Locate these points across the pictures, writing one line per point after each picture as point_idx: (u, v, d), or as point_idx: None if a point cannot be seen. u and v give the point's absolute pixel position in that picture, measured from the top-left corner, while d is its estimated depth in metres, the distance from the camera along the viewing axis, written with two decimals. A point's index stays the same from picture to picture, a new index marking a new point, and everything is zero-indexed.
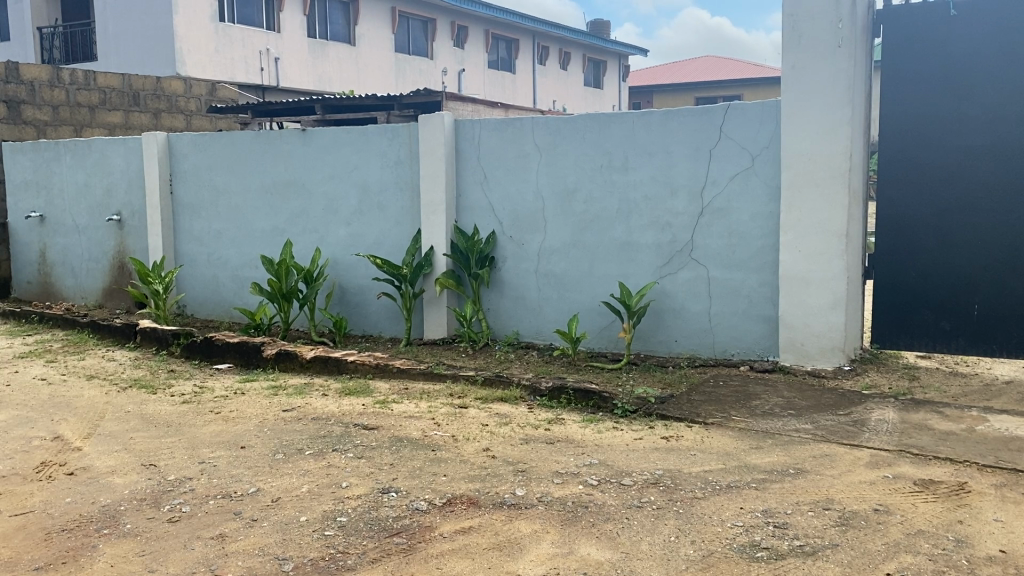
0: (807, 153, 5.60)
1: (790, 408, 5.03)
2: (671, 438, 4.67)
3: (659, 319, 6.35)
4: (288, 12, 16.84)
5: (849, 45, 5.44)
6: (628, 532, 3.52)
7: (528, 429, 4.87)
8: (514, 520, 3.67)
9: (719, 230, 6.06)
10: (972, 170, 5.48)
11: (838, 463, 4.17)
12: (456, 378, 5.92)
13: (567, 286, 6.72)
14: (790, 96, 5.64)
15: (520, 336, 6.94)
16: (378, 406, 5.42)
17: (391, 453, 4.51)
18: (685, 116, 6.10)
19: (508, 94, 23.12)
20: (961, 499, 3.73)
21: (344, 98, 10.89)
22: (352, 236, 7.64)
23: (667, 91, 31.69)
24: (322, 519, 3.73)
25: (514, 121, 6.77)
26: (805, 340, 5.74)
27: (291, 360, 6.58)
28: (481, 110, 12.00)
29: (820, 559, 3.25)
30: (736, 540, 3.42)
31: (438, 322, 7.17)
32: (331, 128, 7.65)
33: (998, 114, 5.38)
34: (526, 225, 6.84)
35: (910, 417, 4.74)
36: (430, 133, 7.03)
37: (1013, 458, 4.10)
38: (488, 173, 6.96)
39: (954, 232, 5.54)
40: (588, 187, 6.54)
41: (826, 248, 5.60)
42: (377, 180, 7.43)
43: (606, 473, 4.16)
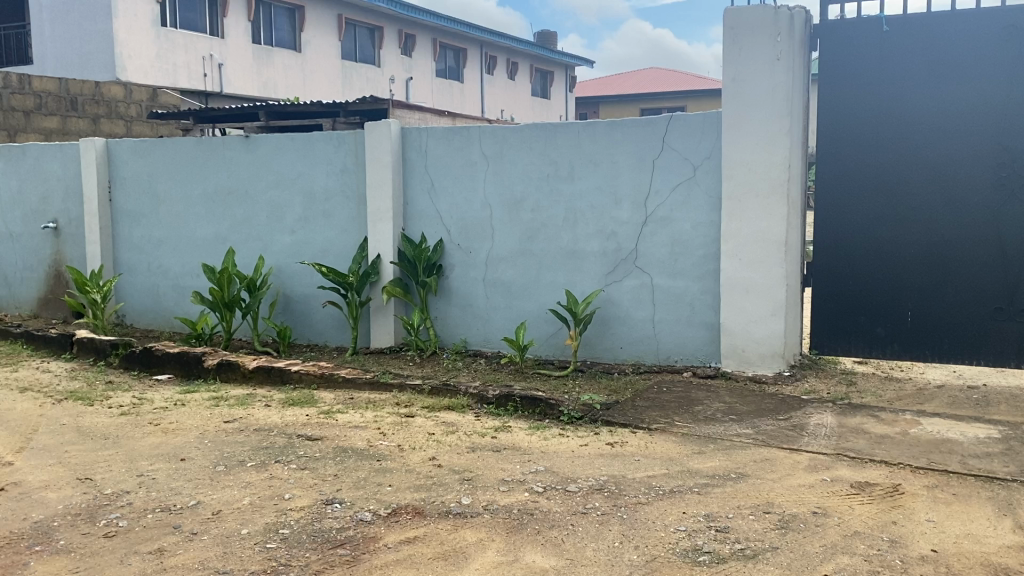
0: (747, 162, 5.72)
1: (732, 413, 5.12)
2: (616, 444, 4.71)
3: (605, 327, 6.42)
4: (232, 17, 16.60)
5: (787, 58, 5.59)
6: (573, 538, 3.54)
7: (475, 437, 4.86)
8: (459, 529, 3.66)
9: (662, 238, 6.15)
10: (905, 179, 5.61)
11: (778, 467, 4.26)
12: (403, 388, 5.89)
13: (514, 294, 6.74)
14: (730, 108, 5.75)
15: (468, 344, 6.94)
16: (323, 416, 5.37)
17: (335, 464, 4.46)
18: (629, 125, 6.17)
19: (455, 104, 23.16)
20: (895, 500, 3.84)
21: (289, 104, 10.76)
22: (296, 243, 7.56)
23: (613, 101, 32.07)
24: (264, 532, 3.67)
25: (461, 129, 6.77)
26: (746, 346, 5.86)
27: (233, 369, 6.47)
28: (428, 118, 11.99)
29: (761, 562, 3.31)
30: (679, 544, 3.47)
31: (385, 330, 7.13)
32: (274, 135, 7.55)
33: (929, 125, 5.53)
34: (474, 233, 6.84)
35: (847, 421, 4.86)
36: (376, 140, 6.99)
37: (944, 460, 4.23)
38: (436, 181, 6.94)
39: (888, 238, 5.69)
40: (535, 196, 6.58)
41: (765, 256, 5.73)
42: (323, 187, 7.36)
43: (551, 480, 4.18)
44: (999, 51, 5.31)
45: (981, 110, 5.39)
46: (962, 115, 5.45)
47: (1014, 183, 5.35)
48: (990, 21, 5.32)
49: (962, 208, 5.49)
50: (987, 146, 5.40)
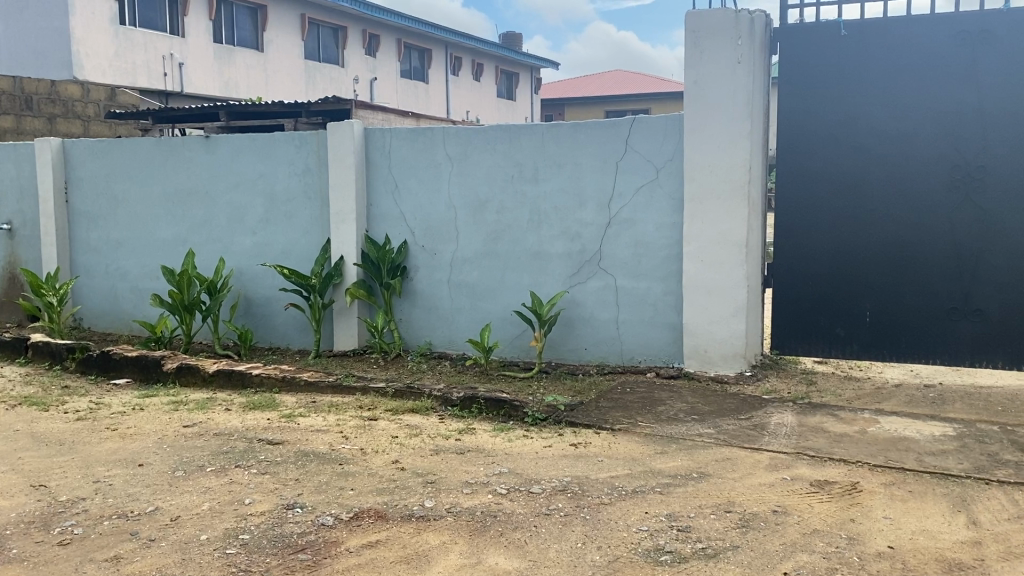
0: (709, 165, 5.77)
1: (694, 413, 5.16)
2: (580, 445, 4.72)
3: (569, 328, 6.44)
4: (193, 16, 16.39)
5: (747, 62, 5.65)
6: (536, 540, 3.55)
7: (439, 440, 4.84)
8: (422, 532, 3.64)
9: (626, 240, 6.18)
10: (863, 181, 5.70)
11: (739, 467, 4.30)
12: (366, 391, 5.85)
13: (478, 296, 6.73)
14: (692, 111, 5.79)
15: (432, 346, 6.92)
16: (284, 420, 5.31)
17: (297, 468, 4.42)
18: (593, 127, 6.19)
19: (420, 105, 23.10)
20: (853, 498, 3.89)
21: (250, 104, 10.64)
22: (258, 245, 7.47)
23: (578, 103, 32.20)
24: (223, 538, 3.62)
25: (425, 130, 6.74)
26: (709, 346, 5.91)
27: (193, 373, 6.39)
28: (392, 119, 11.95)
29: (721, 561, 3.33)
30: (641, 545, 3.48)
31: (349, 332, 7.08)
32: (235, 136, 7.46)
33: (887, 128, 5.62)
34: (438, 234, 6.82)
35: (807, 420, 4.92)
36: (339, 141, 6.94)
37: (901, 458, 4.30)
38: (399, 182, 6.91)
39: (847, 239, 5.77)
40: (499, 197, 6.57)
41: (727, 258, 5.78)
42: (284, 188, 7.29)
43: (515, 481, 4.18)
44: (953, 56, 5.42)
45: (937, 113, 5.49)
46: (917, 119, 5.54)
47: (968, 186, 5.46)
48: (944, 27, 5.43)
49: (918, 210, 5.58)
50: (942, 149, 5.50)
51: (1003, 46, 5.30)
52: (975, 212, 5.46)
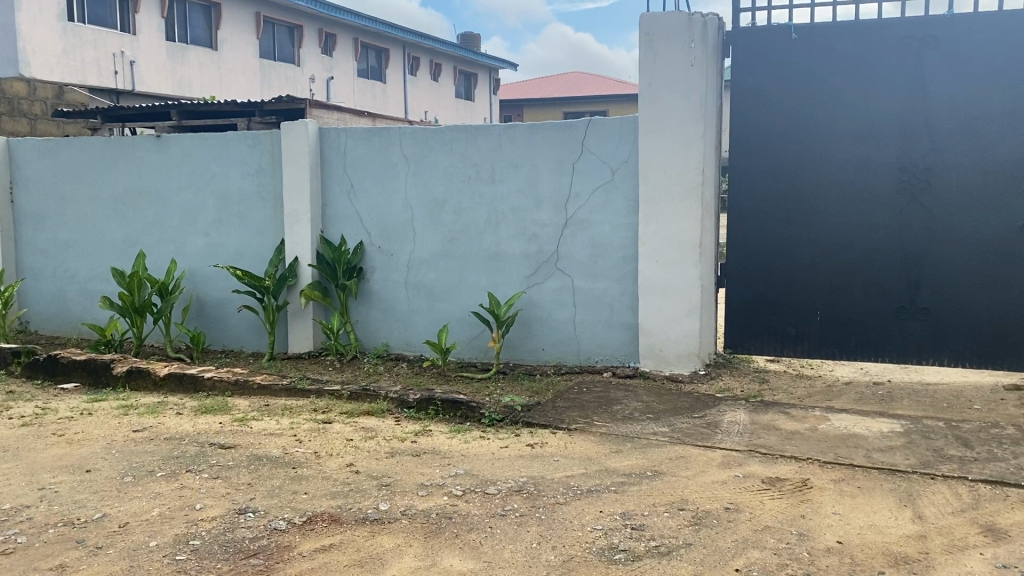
0: (664, 166, 5.82)
1: (649, 412, 5.21)
2: (536, 445, 4.73)
3: (527, 329, 6.45)
4: (144, 14, 16.10)
5: (700, 64, 5.71)
6: (491, 540, 3.55)
7: (395, 442, 4.82)
8: (377, 535, 3.62)
9: (583, 240, 6.21)
10: (814, 183, 5.79)
11: (693, 465, 4.34)
12: (321, 394, 5.80)
13: (436, 297, 6.71)
14: (647, 112, 5.84)
15: (389, 347, 6.88)
16: (237, 424, 5.24)
17: (249, 472, 4.36)
18: (549, 128, 6.20)
19: (378, 105, 22.98)
20: (804, 494, 3.95)
21: (202, 104, 10.48)
22: (211, 246, 7.37)
23: (537, 104, 32.29)
24: (173, 544, 3.56)
25: (380, 130, 6.70)
26: (664, 345, 5.97)
27: (144, 377, 6.28)
28: (348, 119, 11.87)
29: (674, 558, 3.36)
30: (595, 544, 3.50)
31: (304, 334, 7.02)
32: (187, 136, 7.35)
33: (836, 131, 5.72)
34: (394, 235, 6.78)
35: (759, 418, 4.99)
36: (293, 141, 6.87)
37: (850, 454, 4.38)
38: (355, 182, 6.86)
39: (798, 240, 5.86)
40: (456, 198, 6.56)
41: (682, 258, 5.84)
42: (237, 189, 7.20)
43: (470, 482, 4.17)
44: (899, 60, 5.53)
45: (884, 117, 5.60)
46: (866, 122, 5.65)
47: (915, 187, 5.57)
48: (891, 31, 5.53)
49: (867, 211, 5.69)
50: (891, 152, 5.61)
51: (947, 52, 5.42)
52: (922, 213, 5.57)
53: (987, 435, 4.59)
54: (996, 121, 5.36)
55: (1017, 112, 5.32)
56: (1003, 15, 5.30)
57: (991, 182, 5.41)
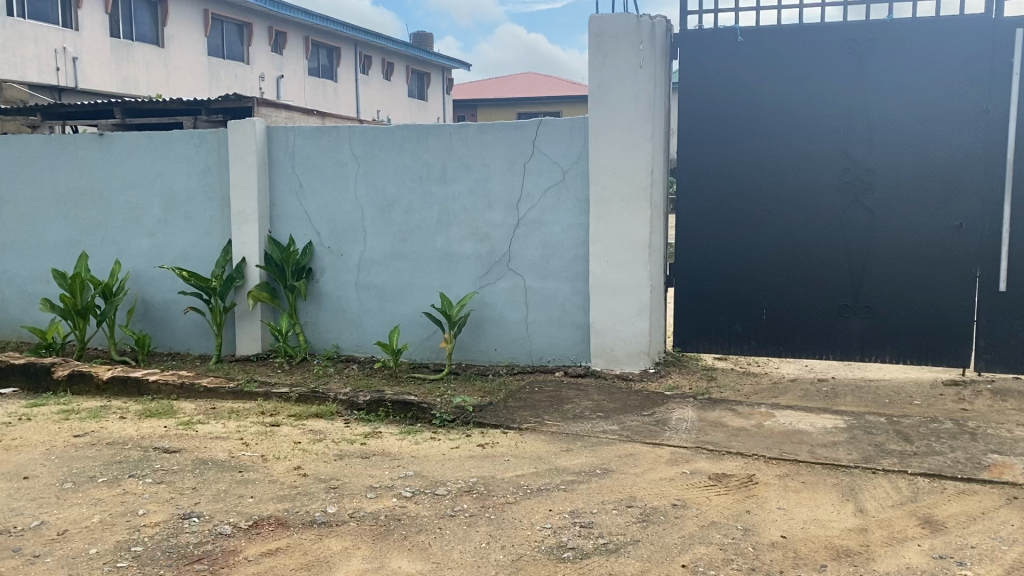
0: (613, 167, 5.87)
1: (599, 410, 5.24)
2: (487, 445, 4.73)
3: (479, 329, 6.44)
4: (88, 9, 15.76)
5: (649, 66, 5.77)
6: (440, 541, 3.53)
7: (344, 444, 4.78)
8: (324, 538, 3.58)
9: (534, 241, 6.22)
10: (760, 184, 5.89)
11: (641, 462, 4.38)
12: (269, 396, 5.73)
13: (387, 297, 6.67)
14: (597, 113, 5.88)
15: (340, 349, 6.82)
16: (182, 428, 5.15)
17: (194, 476, 4.29)
18: (500, 129, 6.21)
19: (330, 104, 22.79)
20: (750, 490, 4.01)
21: (146, 101, 10.27)
22: (156, 247, 7.23)
23: (491, 104, 32.32)
24: (114, 550, 3.48)
25: (330, 129, 6.64)
26: (614, 345, 6.02)
27: (86, 381, 6.13)
28: (297, 117, 11.74)
29: (622, 555, 3.39)
30: (544, 542, 3.51)
31: (252, 336, 6.93)
32: (131, 134, 7.19)
33: (781, 133, 5.82)
34: (345, 235, 6.72)
35: (707, 415, 5.06)
36: (240, 140, 6.77)
37: (795, 450, 4.46)
38: (305, 182, 6.79)
39: (745, 240, 5.95)
40: (407, 198, 6.52)
41: (632, 258, 5.89)
42: (183, 189, 7.07)
43: (420, 484, 4.15)
44: (841, 63, 5.65)
45: (827, 119, 5.72)
46: (810, 124, 5.76)
47: (857, 188, 5.69)
48: (833, 35, 5.64)
49: (811, 212, 5.80)
50: (834, 153, 5.72)
51: (887, 56, 5.55)
52: (864, 213, 5.70)
53: (925, 430, 4.71)
54: (934, 124, 5.51)
55: (953, 115, 5.47)
56: (939, 20, 5.44)
57: (929, 183, 5.55)
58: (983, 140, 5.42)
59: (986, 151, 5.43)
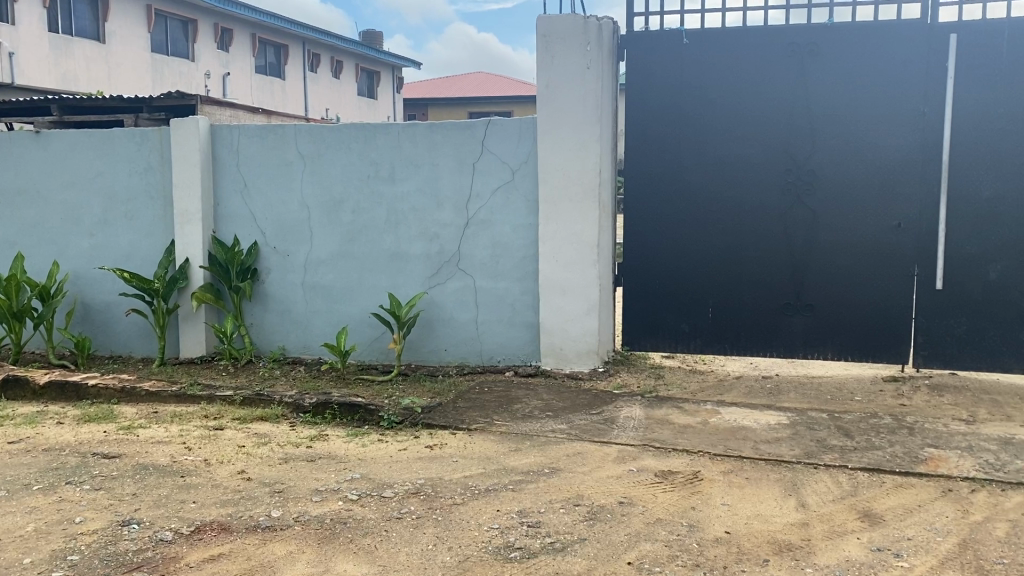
0: (562, 168, 5.89)
1: (548, 410, 5.26)
2: (435, 446, 4.72)
3: (428, 329, 6.41)
4: (25, 3, 15.34)
5: (596, 68, 5.80)
6: (386, 544, 3.51)
7: (289, 447, 4.72)
8: (268, 542, 3.54)
9: (483, 240, 6.22)
10: (705, 183, 5.96)
11: (589, 460, 4.41)
12: (212, 399, 5.64)
13: (334, 299, 6.60)
14: (545, 114, 5.89)
15: (286, 351, 6.74)
16: (122, 432, 5.03)
17: (134, 482, 4.20)
18: (448, 128, 6.19)
19: (278, 103, 22.51)
20: (695, 486, 4.06)
21: (85, 99, 10.04)
22: (96, 247, 7.05)
23: (441, 104, 32.24)
24: (49, 560, 3.39)
25: (275, 128, 6.55)
26: (563, 344, 6.04)
27: (22, 386, 5.97)
28: (243, 116, 11.59)
29: (568, 554, 3.40)
30: (491, 542, 3.51)
31: (197, 339, 6.80)
32: (69, 132, 7.01)
33: (726, 134, 5.90)
34: (291, 236, 6.63)
35: (654, 413, 5.11)
36: (183, 138, 6.64)
37: (739, 446, 4.52)
38: (250, 181, 6.68)
39: (691, 240, 6.02)
40: (354, 198, 6.46)
41: (580, 258, 5.93)
42: (124, 188, 6.92)
43: (366, 486, 4.12)
44: (783, 66, 5.75)
45: (769, 120, 5.81)
46: (753, 126, 5.84)
47: (799, 189, 5.80)
48: (776, 38, 5.73)
49: (754, 212, 5.89)
50: (777, 155, 5.82)
51: (827, 60, 5.67)
52: (806, 213, 5.81)
53: (865, 425, 4.82)
54: (872, 126, 5.63)
55: (892, 117, 5.60)
56: (878, 25, 5.57)
57: (869, 183, 5.68)
58: (919, 142, 5.56)
59: (923, 153, 5.57)
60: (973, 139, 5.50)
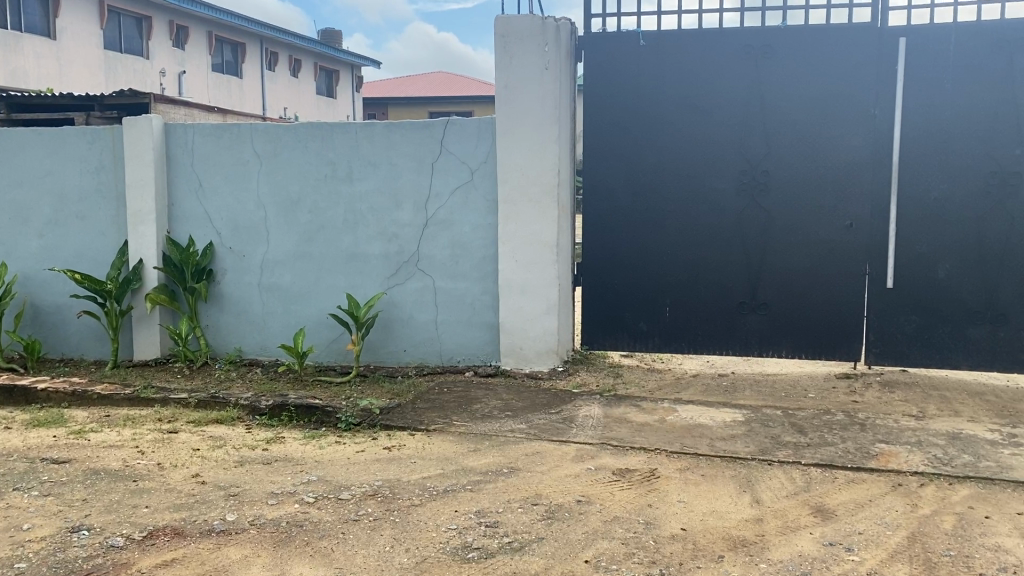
0: (520, 168, 5.90)
1: (507, 409, 5.26)
2: (393, 447, 4.69)
3: (387, 330, 6.38)
4: None
5: (554, 68, 5.82)
6: (343, 547, 3.49)
7: (245, 450, 4.67)
8: (223, 546, 3.49)
9: (443, 240, 6.20)
10: (662, 184, 6.02)
11: (548, 460, 4.42)
12: (166, 402, 5.56)
13: (291, 300, 6.54)
14: (503, 114, 5.90)
15: (243, 353, 6.66)
16: (73, 437, 4.93)
17: (85, 487, 4.12)
18: (407, 128, 6.17)
19: (234, 102, 22.24)
20: (652, 484, 4.10)
21: (34, 97, 9.83)
22: (46, 248, 6.90)
23: (401, 104, 32.11)
24: None
25: (231, 127, 6.47)
26: (523, 344, 6.06)
27: None
28: (197, 114, 11.44)
29: (526, 553, 3.41)
30: (449, 543, 3.51)
31: (151, 341, 6.70)
32: (17, 130, 6.84)
33: (682, 134, 5.96)
34: (247, 236, 6.56)
35: (612, 411, 5.14)
36: (136, 137, 6.53)
37: (696, 443, 4.57)
38: (205, 181, 6.59)
39: (648, 240, 6.07)
40: (312, 198, 6.41)
41: (539, 258, 5.95)
42: (75, 187, 6.78)
43: (323, 488, 4.09)
44: (737, 68, 5.82)
45: (724, 121, 5.88)
46: (709, 127, 5.91)
47: (754, 189, 5.88)
48: (730, 40, 5.81)
49: (710, 212, 5.96)
50: (732, 156, 5.89)
51: (781, 62, 5.75)
52: (761, 214, 5.89)
53: (818, 421, 4.90)
54: (825, 127, 5.73)
55: (843, 118, 5.70)
56: (830, 28, 5.66)
57: (822, 184, 5.78)
58: (870, 143, 5.67)
59: (874, 154, 5.68)
60: (921, 141, 5.61)
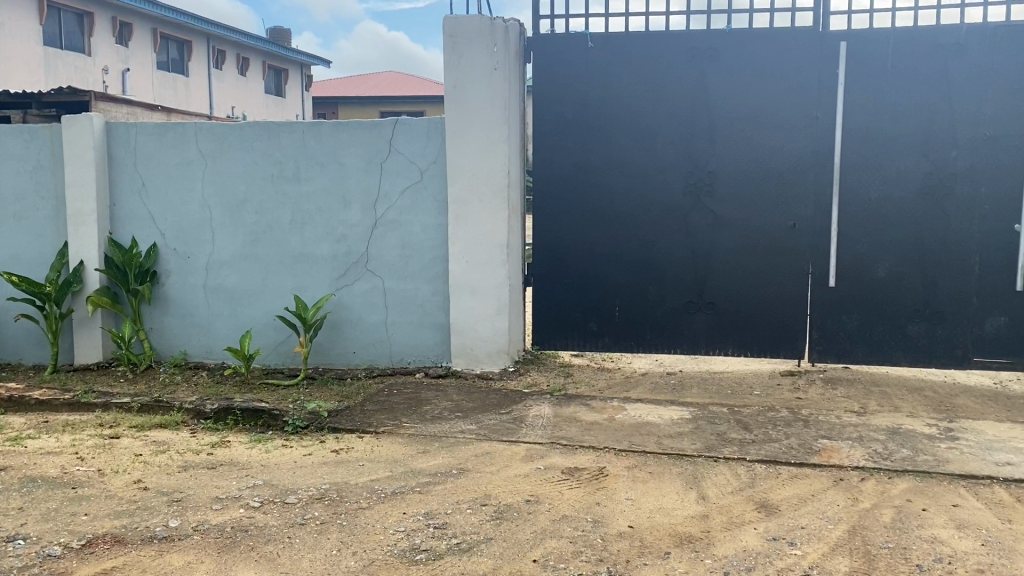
0: (469, 168, 5.90)
1: (457, 410, 5.26)
2: (341, 450, 4.66)
3: (336, 331, 6.32)
4: None
5: (503, 69, 5.84)
6: (289, 551, 3.45)
7: (189, 455, 4.59)
8: (165, 553, 3.43)
9: (392, 241, 6.17)
10: (610, 185, 6.07)
11: (497, 460, 4.43)
12: (108, 407, 5.43)
13: (238, 301, 6.44)
14: (452, 114, 5.89)
15: (188, 356, 6.55)
16: (9, 444, 4.80)
17: (21, 496, 4.01)
18: (355, 127, 6.12)
19: (179, 101, 21.85)
20: (600, 482, 4.13)
21: None
22: None
23: (353, 104, 31.86)
24: None
25: (174, 126, 6.36)
26: (474, 344, 6.06)
27: None
28: (140, 113, 11.21)
29: (474, 554, 3.41)
30: (396, 545, 3.49)
31: (92, 344, 6.55)
32: None
33: (629, 135, 6.02)
34: (192, 237, 6.45)
35: (562, 411, 5.17)
36: (75, 135, 6.37)
37: (643, 441, 4.62)
38: (147, 181, 6.46)
39: (597, 240, 6.11)
40: (258, 198, 6.32)
41: (489, 258, 5.95)
42: (12, 187, 6.59)
43: (270, 493, 4.04)
44: (684, 70, 5.89)
45: (671, 123, 5.95)
46: (656, 128, 5.97)
47: (700, 190, 5.96)
48: (677, 43, 5.87)
49: (657, 212, 6.03)
50: (679, 157, 5.97)
51: (726, 65, 5.84)
52: (707, 214, 5.97)
53: (763, 418, 4.98)
54: (768, 129, 5.83)
55: (786, 121, 5.81)
56: (774, 31, 5.75)
57: (766, 184, 5.87)
58: (812, 145, 5.79)
59: (817, 156, 5.79)
60: (861, 143, 5.75)
